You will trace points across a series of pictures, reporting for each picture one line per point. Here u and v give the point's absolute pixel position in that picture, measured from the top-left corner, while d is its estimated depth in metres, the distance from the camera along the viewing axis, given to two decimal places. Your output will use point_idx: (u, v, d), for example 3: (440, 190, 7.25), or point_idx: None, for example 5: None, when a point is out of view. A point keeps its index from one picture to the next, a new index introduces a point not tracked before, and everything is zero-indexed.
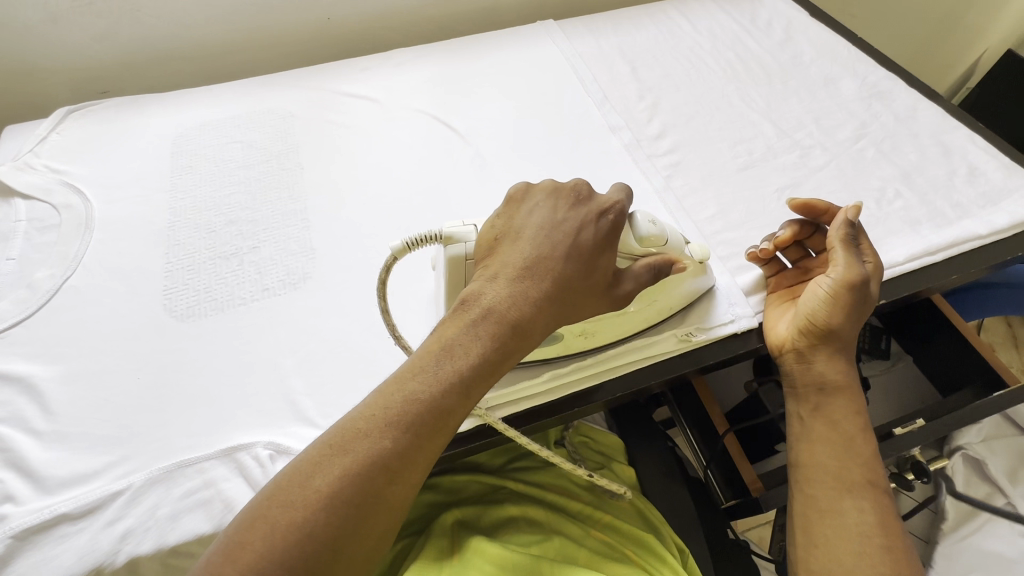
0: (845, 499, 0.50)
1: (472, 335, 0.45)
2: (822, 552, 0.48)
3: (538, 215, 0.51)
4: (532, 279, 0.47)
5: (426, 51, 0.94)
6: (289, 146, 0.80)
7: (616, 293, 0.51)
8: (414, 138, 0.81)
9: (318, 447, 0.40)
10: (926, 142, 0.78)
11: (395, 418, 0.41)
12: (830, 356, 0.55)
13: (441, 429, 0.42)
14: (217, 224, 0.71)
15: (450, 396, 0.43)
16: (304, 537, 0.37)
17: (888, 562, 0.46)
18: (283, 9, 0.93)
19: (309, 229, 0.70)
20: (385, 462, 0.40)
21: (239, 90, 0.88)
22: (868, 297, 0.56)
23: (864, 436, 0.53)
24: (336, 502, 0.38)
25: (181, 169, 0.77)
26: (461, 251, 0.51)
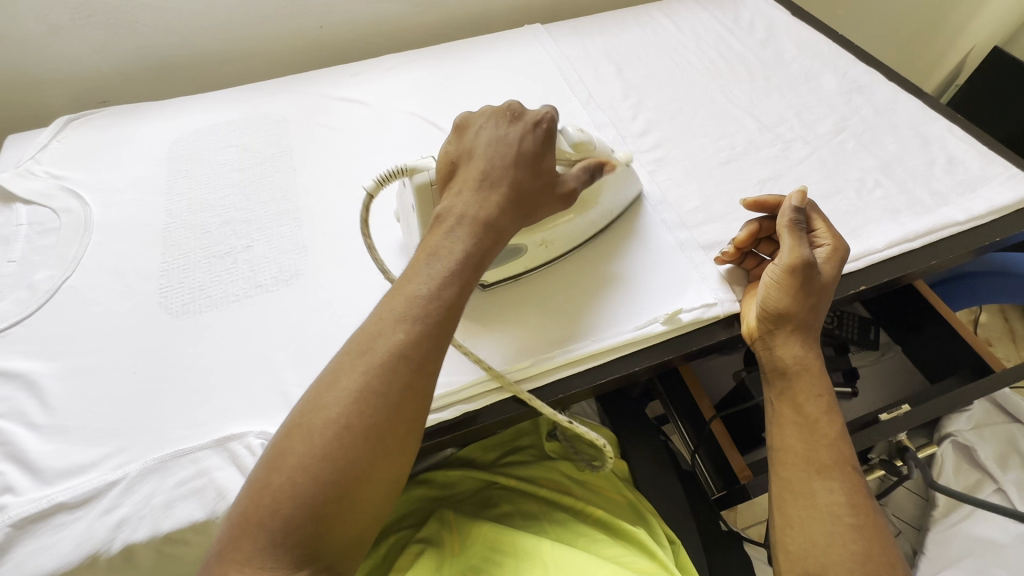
0: (815, 480, 0.51)
1: (454, 238, 0.49)
2: (796, 533, 0.49)
3: (485, 133, 0.56)
4: (493, 186, 0.52)
5: (417, 56, 0.97)
6: (282, 148, 0.82)
7: (562, 191, 0.57)
8: (405, 139, 0.83)
9: (338, 357, 0.44)
10: (906, 133, 0.80)
11: (401, 316, 0.45)
12: (793, 334, 0.56)
13: (447, 319, 0.46)
14: (212, 224, 0.73)
15: (449, 287, 0.47)
16: (342, 432, 0.41)
17: (857, 540, 0.47)
18: (277, 19, 0.96)
19: (302, 227, 0.72)
20: (402, 353, 0.44)
21: (234, 97, 0.90)
22: (821, 286, 0.57)
23: (831, 415, 0.54)
24: (363, 398, 0.42)
25: (179, 174, 0.79)
26: (426, 179, 0.56)
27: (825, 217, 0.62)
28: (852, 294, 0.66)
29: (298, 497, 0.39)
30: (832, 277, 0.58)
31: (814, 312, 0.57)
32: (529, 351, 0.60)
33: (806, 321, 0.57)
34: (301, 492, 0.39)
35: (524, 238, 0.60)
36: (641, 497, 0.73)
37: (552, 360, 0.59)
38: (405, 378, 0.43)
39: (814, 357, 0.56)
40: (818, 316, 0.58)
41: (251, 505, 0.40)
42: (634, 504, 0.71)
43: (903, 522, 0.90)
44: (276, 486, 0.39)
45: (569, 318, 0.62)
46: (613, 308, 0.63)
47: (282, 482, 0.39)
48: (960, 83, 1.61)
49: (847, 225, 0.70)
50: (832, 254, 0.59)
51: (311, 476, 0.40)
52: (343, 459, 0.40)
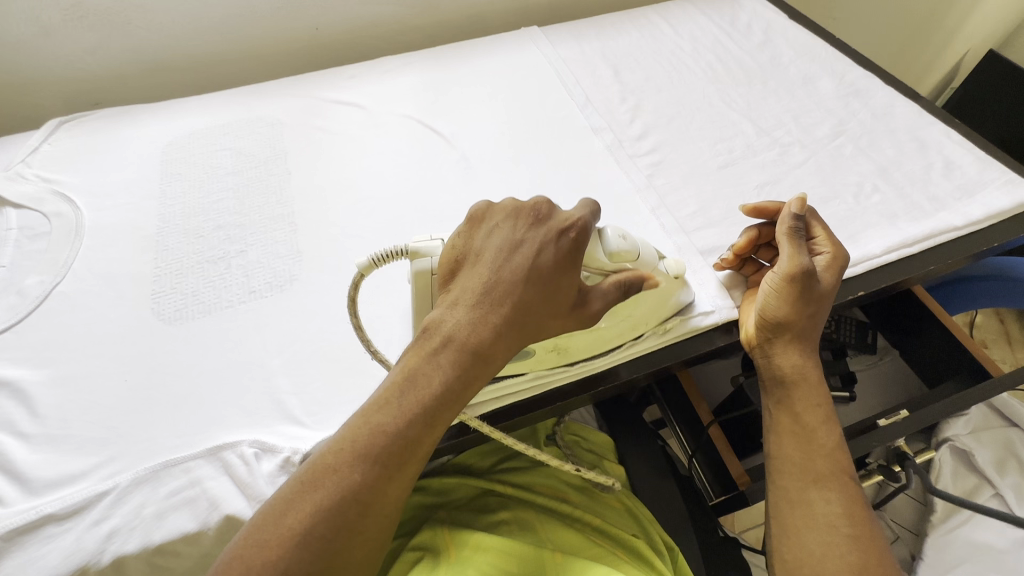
0: (811, 490, 0.50)
1: (435, 365, 0.46)
2: (792, 544, 0.49)
3: (498, 235, 0.51)
4: (490, 305, 0.48)
5: (413, 59, 0.96)
6: (277, 152, 0.81)
7: (583, 313, 0.51)
8: (402, 144, 0.82)
9: (291, 483, 0.43)
10: (903, 138, 0.80)
11: (362, 451, 0.43)
12: (789, 345, 0.56)
13: (404, 461, 0.44)
14: (206, 229, 0.72)
15: (415, 426, 0.44)
16: (278, 574, 0.39)
17: (854, 552, 0.47)
18: (272, 20, 0.95)
19: (296, 233, 0.71)
20: (353, 496, 0.42)
21: (228, 99, 0.90)
22: (820, 295, 0.57)
23: (828, 425, 0.53)
24: (305, 540, 0.40)
25: (172, 177, 0.78)
26: (427, 266, 0.52)
27: (832, 232, 0.61)
28: (851, 299, 0.66)
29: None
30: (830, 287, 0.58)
31: (811, 324, 0.57)
32: None
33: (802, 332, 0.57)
34: None
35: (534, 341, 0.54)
36: (638, 504, 0.72)
37: (548, 373, 0.59)
38: (352, 521, 0.42)
39: (811, 366, 0.56)
40: (816, 328, 0.58)
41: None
42: (632, 510, 0.71)
43: (901, 526, 0.90)
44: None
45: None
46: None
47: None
48: (955, 86, 1.61)
49: (845, 230, 0.70)
50: (831, 264, 0.59)
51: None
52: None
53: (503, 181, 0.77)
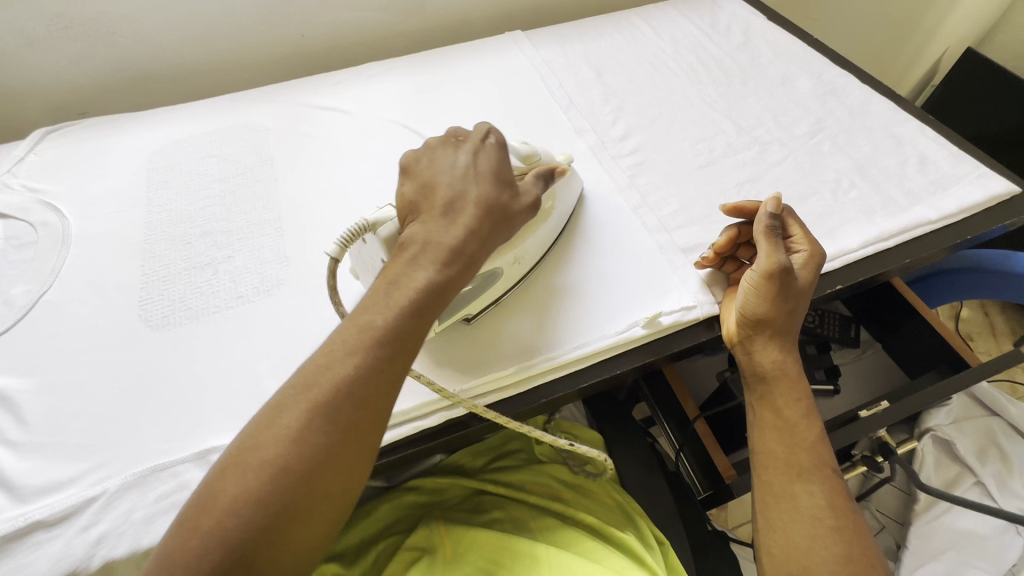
0: (796, 484, 0.51)
1: (414, 266, 0.49)
2: (778, 539, 0.50)
3: (441, 161, 0.56)
4: (453, 211, 0.52)
5: (398, 64, 0.97)
6: (263, 158, 0.82)
7: (525, 200, 0.57)
8: (386, 148, 0.83)
9: (284, 391, 0.45)
10: (879, 135, 0.81)
11: (351, 350, 0.45)
12: (769, 341, 0.57)
13: (399, 354, 0.47)
14: (193, 235, 0.72)
15: (403, 319, 0.47)
16: (276, 473, 0.41)
17: (838, 543, 0.48)
18: (257, 28, 0.96)
19: (283, 238, 0.72)
20: (346, 391, 0.44)
21: (215, 106, 0.90)
22: (797, 290, 0.58)
23: (808, 417, 0.55)
24: (303, 438, 0.42)
25: (158, 185, 0.79)
26: (391, 229, 0.54)
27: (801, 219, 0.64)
28: (829, 293, 0.67)
29: (227, 535, 0.39)
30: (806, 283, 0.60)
31: (789, 321, 0.58)
32: (507, 356, 0.60)
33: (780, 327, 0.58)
34: (229, 536, 0.39)
35: (498, 260, 0.60)
36: (629, 500, 0.73)
37: (533, 368, 0.59)
38: (349, 416, 0.44)
39: (791, 361, 0.57)
40: (794, 324, 0.59)
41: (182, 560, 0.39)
42: (622, 505, 0.72)
43: (886, 517, 0.91)
44: (219, 525, 0.40)
45: (540, 306, 0.64)
46: (580, 290, 0.65)
47: (213, 524, 0.40)
48: (934, 84, 1.65)
49: (823, 225, 0.71)
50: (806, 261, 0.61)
51: (252, 514, 0.40)
52: (277, 501, 0.41)
53: None
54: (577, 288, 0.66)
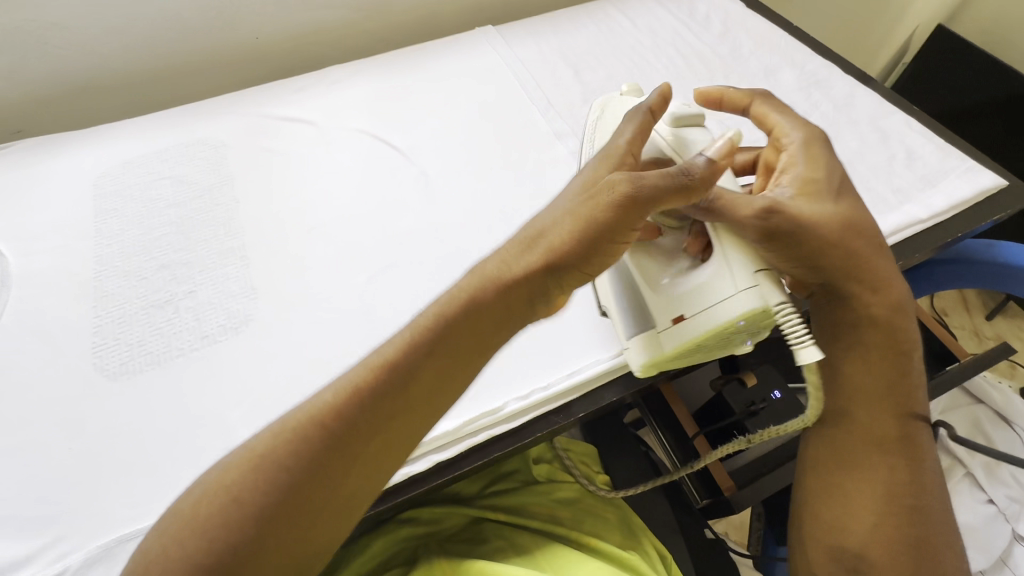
0: (876, 457, 0.55)
1: (525, 265, 0.46)
2: (837, 506, 0.55)
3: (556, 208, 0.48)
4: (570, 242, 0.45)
5: (364, 66, 0.91)
6: (222, 178, 0.76)
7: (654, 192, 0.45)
8: (356, 162, 0.78)
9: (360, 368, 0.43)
10: (865, 129, 0.80)
11: (423, 330, 0.44)
12: (838, 282, 0.55)
13: (458, 328, 0.45)
14: (148, 269, 0.66)
15: (483, 293, 0.45)
16: (324, 437, 0.41)
17: (911, 520, 0.53)
18: (207, 31, 0.88)
19: (248, 267, 0.67)
20: (409, 374, 0.43)
21: (165, 120, 0.83)
22: (804, 219, 0.52)
23: (907, 387, 0.56)
24: (350, 410, 0.42)
25: (106, 213, 0.72)
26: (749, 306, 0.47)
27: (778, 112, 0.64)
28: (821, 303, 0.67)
29: (264, 494, 0.39)
30: (811, 177, 0.55)
31: (807, 227, 0.52)
32: (502, 390, 0.57)
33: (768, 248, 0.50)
34: (260, 500, 0.39)
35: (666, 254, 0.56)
36: (631, 512, 0.73)
37: (530, 401, 0.56)
38: (397, 399, 0.43)
39: (904, 315, 0.56)
40: (845, 235, 0.54)
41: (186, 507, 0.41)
42: (626, 520, 0.71)
43: None
44: (238, 481, 0.39)
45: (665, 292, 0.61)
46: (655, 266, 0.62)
47: (253, 478, 0.40)
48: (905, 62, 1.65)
49: None
50: (795, 154, 0.57)
51: (274, 486, 0.39)
52: (301, 467, 0.40)
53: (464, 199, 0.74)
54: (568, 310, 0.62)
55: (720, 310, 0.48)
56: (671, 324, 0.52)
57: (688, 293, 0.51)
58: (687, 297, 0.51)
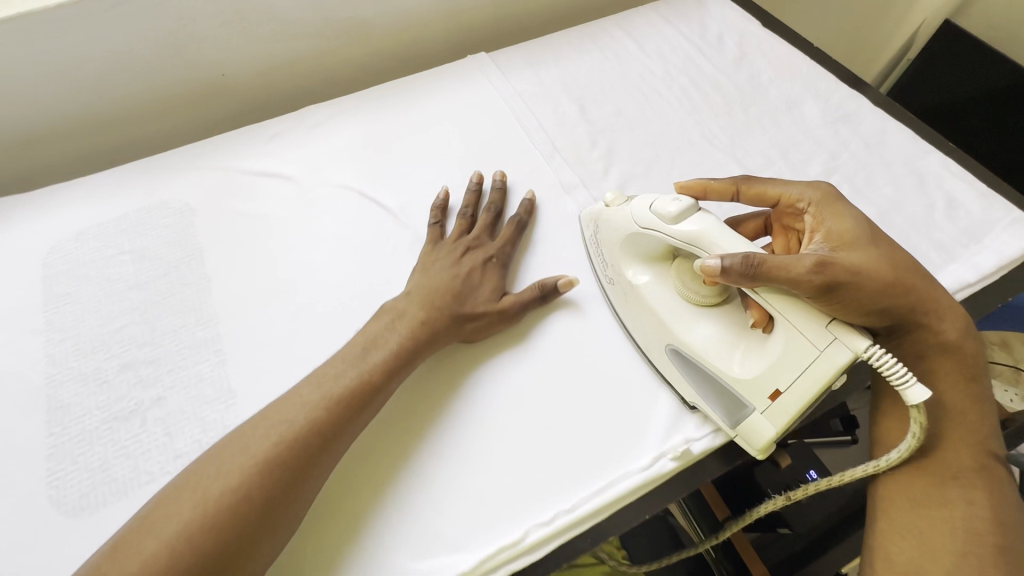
0: (953, 488, 0.53)
1: (391, 332, 0.57)
2: (914, 542, 0.52)
3: (432, 273, 0.62)
4: (426, 309, 0.59)
5: (345, 105, 0.82)
6: (189, 251, 0.67)
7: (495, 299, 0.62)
8: (341, 226, 0.69)
9: (234, 441, 0.48)
10: (900, 171, 0.73)
11: (336, 395, 0.52)
12: (904, 321, 0.54)
13: (361, 406, 0.53)
14: (109, 371, 0.58)
15: (390, 363, 0.55)
16: (220, 509, 0.44)
17: (998, 559, 0.49)
18: (164, 70, 0.78)
19: (225, 365, 0.59)
20: (284, 465, 0.47)
21: (122, 178, 0.74)
22: (860, 265, 0.50)
23: (981, 419, 0.55)
24: (252, 492, 0.45)
25: (58, 299, 0.63)
26: (842, 350, 0.46)
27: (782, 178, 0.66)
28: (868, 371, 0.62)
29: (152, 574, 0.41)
30: (846, 228, 0.53)
31: (868, 274, 0.50)
32: (519, 515, 0.51)
33: (829, 303, 0.48)
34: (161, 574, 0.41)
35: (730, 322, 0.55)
36: None
37: (553, 530, 0.50)
38: (314, 454, 0.49)
39: (968, 339, 0.56)
40: (899, 271, 0.52)
41: (206, 541, 0.43)
42: None
43: None
44: (165, 537, 0.43)
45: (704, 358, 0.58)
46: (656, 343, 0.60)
47: (138, 565, 0.41)
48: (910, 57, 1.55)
49: None
50: (818, 212, 0.55)
51: (179, 554, 0.42)
52: (232, 530, 0.44)
53: None
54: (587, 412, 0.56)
55: (813, 373, 0.47)
56: (768, 402, 0.50)
57: (773, 364, 0.49)
58: (773, 370, 0.49)
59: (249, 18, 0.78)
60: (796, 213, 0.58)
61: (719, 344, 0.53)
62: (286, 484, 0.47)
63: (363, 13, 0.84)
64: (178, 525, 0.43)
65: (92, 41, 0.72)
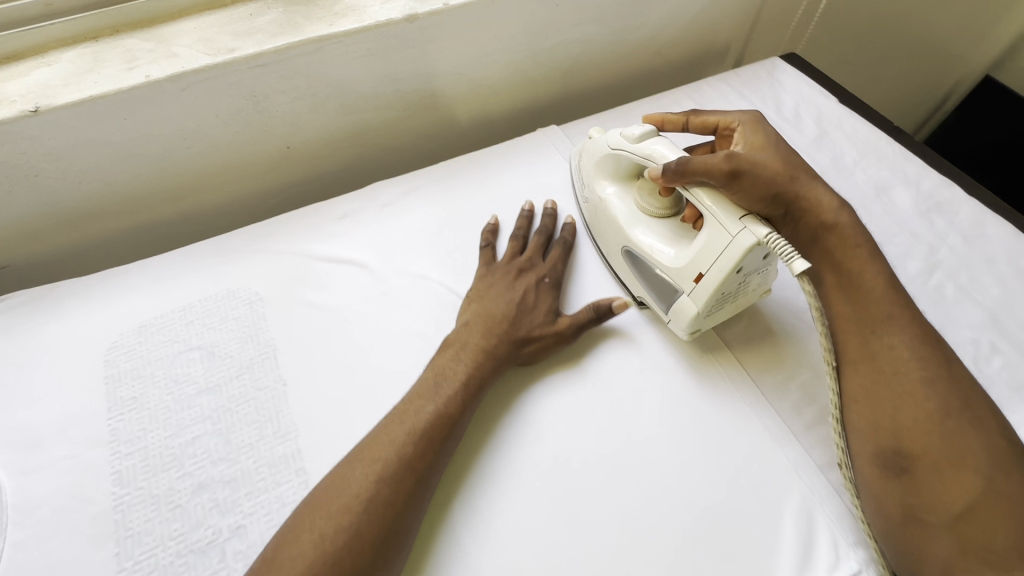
0: (873, 340, 0.53)
1: (458, 360, 0.58)
2: (866, 409, 0.51)
3: (489, 294, 0.64)
4: (477, 331, 0.61)
5: (415, 182, 0.78)
6: (262, 348, 0.63)
7: (554, 327, 0.62)
8: (423, 321, 0.65)
9: (333, 475, 0.50)
10: (1005, 270, 0.70)
11: (421, 427, 0.53)
12: (810, 214, 0.58)
13: (448, 436, 0.53)
14: (183, 493, 0.54)
15: (465, 393, 0.56)
16: (337, 544, 0.45)
17: (930, 392, 0.49)
18: (228, 144, 0.75)
19: (309, 487, 0.54)
20: (384, 499, 0.48)
21: (188, 262, 0.70)
22: (762, 159, 0.58)
23: (875, 271, 0.56)
24: (356, 523, 0.46)
25: (124, 406, 0.59)
26: (746, 238, 0.53)
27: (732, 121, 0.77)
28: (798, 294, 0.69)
29: None
30: (757, 141, 0.62)
31: (760, 166, 0.57)
32: None
33: (738, 190, 0.56)
34: None
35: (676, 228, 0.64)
36: None
37: None
38: (411, 486, 0.49)
39: (845, 214, 0.59)
40: (788, 167, 0.59)
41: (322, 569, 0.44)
42: None
43: None
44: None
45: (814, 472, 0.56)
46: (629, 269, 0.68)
47: None
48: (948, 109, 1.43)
49: None
50: (742, 132, 0.64)
51: None
52: (349, 561, 0.44)
53: (555, 372, 0.62)
54: (706, 553, 0.51)
55: (728, 255, 0.54)
56: (693, 285, 0.58)
57: (699, 253, 0.57)
58: (697, 258, 0.57)
59: (322, 93, 0.75)
60: (728, 136, 0.66)
61: (662, 244, 0.62)
62: (391, 520, 0.47)
63: (432, 84, 0.81)
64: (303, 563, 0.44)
65: (161, 119, 0.68)
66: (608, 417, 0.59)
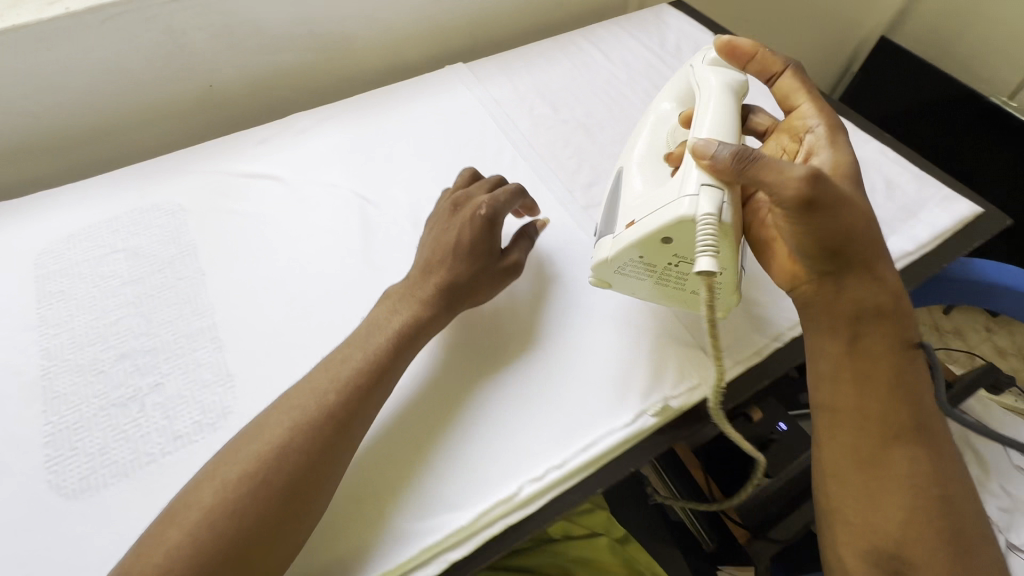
0: (892, 449, 0.50)
1: (396, 314, 0.59)
2: (859, 499, 0.50)
3: (440, 227, 0.65)
4: (432, 266, 0.62)
5: (330, 113, 0.86)
6: (184, 247, 0.69)
7: (499, 263, 0.64)
8: (332, 220, 0.73)
9: (254, 464, 0.48)
10: None
11: (345, 377, 0.53)
12: (860, 285, 0.53)
13: (376, 383, 0.54)
14: (106, 361, 0.60)
15: (395, 343, 0.56)
16: (252, 500, 0.46)
17: (932, 510, 0.49)
18: (151, 81, 0.82)
19: (222, 350, 0.61)
20: (296, 448, 0.49)
21: (114, 182, 0.76)
22: (843, 197, 0.49)
23: (899, 361, 0.52)
24: (276, 457, 0.48)
25: (52, 297, 0.65)
26: (684, 211, 0.49)
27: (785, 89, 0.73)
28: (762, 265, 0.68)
29: (199, 544, 0.44)
30: (836, 160, 0.57)
31: (841, 203, 0.49)
32: (512, 473, 0.54)
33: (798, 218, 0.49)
34: (202, 551, 0.44)
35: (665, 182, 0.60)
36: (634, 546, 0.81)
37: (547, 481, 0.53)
38: (330, 435, 0.50)
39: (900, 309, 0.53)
40: (854, 235, 0.51)
41: (236, 524, 0.45)
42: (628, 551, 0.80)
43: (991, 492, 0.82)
44: (205, 516, 0.45)
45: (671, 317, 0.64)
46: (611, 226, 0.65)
47: (186, 535, 0.44)
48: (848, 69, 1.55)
49: None
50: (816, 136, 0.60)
51: (217, 534, 0.44)
52: (260, 500, 0.46)
53: None
54: (571, 381, 0.59)
55: (661, 213, 0.51)
56: (623, 229, 0.55)
57: (648, 202, 0.54)
58: (643, 205, 0.54)
59: (238, 33, 0.82)
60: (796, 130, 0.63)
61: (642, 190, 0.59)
62: (305, 454, 0.49)
63: (344, 28, 0.89)
64: (213, 500, 0.46)
65: (85, 52, 0.75)
66: (538, 358, 0.61)
